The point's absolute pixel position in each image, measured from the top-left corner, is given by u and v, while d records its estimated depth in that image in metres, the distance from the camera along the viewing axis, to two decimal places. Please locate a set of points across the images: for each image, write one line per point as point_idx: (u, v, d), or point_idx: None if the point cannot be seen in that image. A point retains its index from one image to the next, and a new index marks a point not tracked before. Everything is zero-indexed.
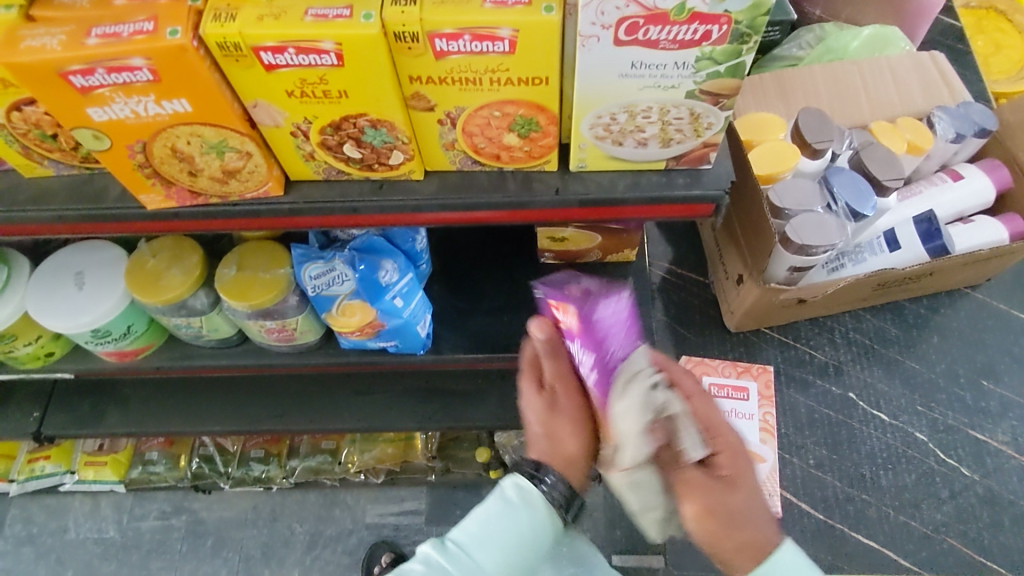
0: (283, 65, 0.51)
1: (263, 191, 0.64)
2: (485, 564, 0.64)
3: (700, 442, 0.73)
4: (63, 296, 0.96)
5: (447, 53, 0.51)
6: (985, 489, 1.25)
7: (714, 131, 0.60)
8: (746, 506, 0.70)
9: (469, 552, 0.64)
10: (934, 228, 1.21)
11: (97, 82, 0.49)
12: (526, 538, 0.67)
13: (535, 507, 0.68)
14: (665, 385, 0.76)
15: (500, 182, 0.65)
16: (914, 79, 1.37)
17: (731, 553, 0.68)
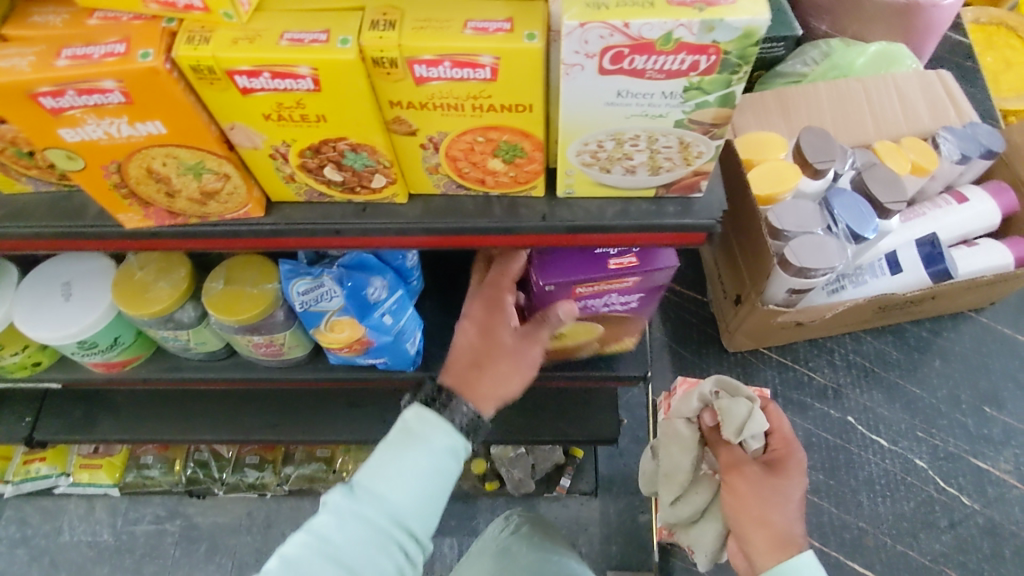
0: (259, 89, 0.49)
1: (243, 212, 0.62)
2: (394, 498, 0.66)
3: (754, 440, 0.85)
4: (50, 307, 0.94)
5: (428, 79, 0.50)
6: (986, 519, 1.23)
7: (704, 160, 0.58)
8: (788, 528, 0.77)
9: (370, 484, 0.66)
10: (938, 252, 1.18)
11: (67, 103, 0.48)
12: (433, 463, 0.69)
13: (435, 435, 0.70)
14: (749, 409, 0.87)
15: (485, 207, 0.64)
16: (921, 97, 1.35)
17: (765, 543, 0.76)
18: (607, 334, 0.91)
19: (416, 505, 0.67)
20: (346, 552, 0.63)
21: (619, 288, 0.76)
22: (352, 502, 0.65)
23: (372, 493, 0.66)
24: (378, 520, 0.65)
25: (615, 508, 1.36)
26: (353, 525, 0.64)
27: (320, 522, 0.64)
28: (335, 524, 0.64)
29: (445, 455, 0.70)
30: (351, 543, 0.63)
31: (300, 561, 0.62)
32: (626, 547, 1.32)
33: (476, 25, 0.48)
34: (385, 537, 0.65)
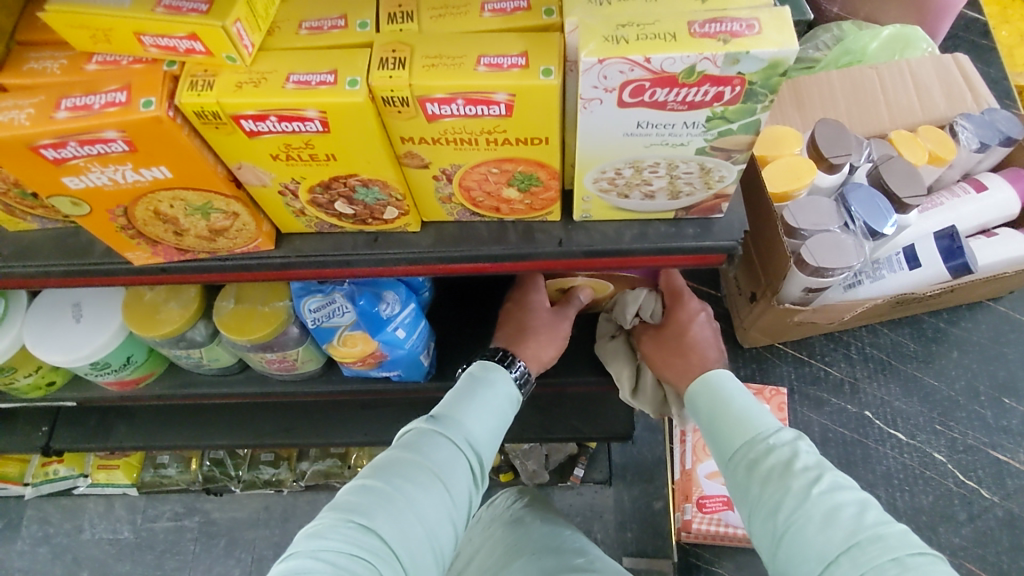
0: (266, 132, 0.48)
1: (253, 246, 0.61)
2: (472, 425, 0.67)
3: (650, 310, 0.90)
4: (60, 329, 0.94)
5: (440, 116, 0.48)
6: (1006, 511, 1.22)
7: (726, 183, 0.57)
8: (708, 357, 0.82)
9: (453, 415, 0.67)
10: (956, 246, 1.16)
11: (70, 154, 0.47)
12: (502, 407, 0.72)
13: (502, 385, 0.74)
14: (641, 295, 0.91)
15: (500, 233, 0.62)
16: (937, 82, 1.31)
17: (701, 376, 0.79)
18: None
19: (490, 443, 0.69)
20: (443, 466, 0.62)
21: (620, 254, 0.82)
22: (440, 426, 0.66)
23: (457, 420, 0.67)
24: (465, 444, 0.65)
25: (628, 495, 1.33)
26: (445, 444, 0.64)
27: (410, 442, 0.64)
28: (427, 442, 0.64)
29: (509, 401, 0.73)
30: (444, 458, 0.63)
31: (397, 469, 0.60)
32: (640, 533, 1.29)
33: (489, 61, 0.46)
34: (471, 459, 0.65)
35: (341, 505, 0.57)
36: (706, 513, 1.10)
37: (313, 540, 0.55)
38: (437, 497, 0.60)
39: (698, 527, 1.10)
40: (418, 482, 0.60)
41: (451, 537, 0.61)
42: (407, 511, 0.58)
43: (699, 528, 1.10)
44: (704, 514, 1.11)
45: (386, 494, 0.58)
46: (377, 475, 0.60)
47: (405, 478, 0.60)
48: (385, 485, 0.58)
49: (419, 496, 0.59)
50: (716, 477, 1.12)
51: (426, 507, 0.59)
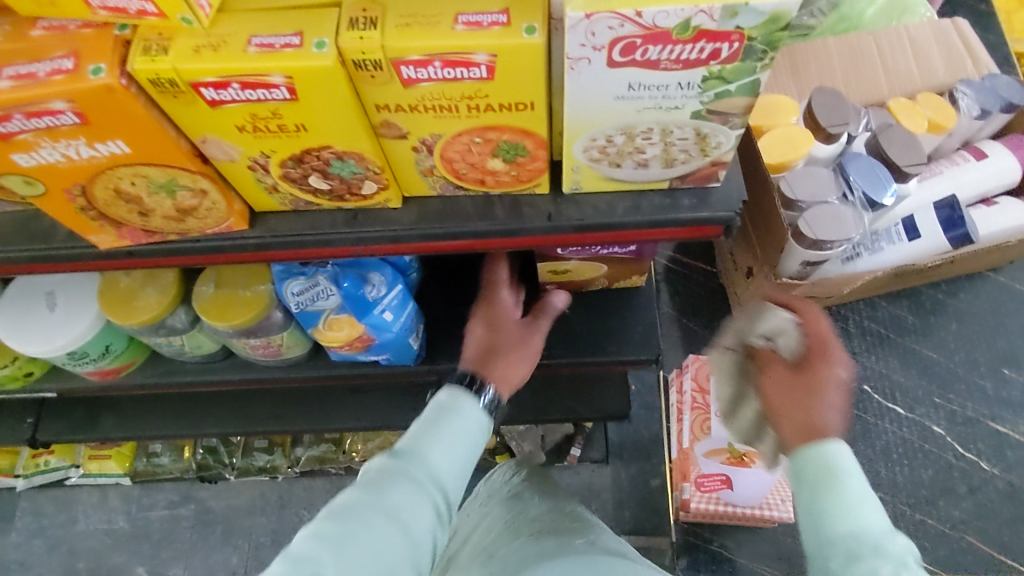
0: (229, 101, 0.44)
1: (225, 226, 0.58)
2: (435, 458, 0.61)
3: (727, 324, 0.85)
4: (34, 318, 0.90)
5: (417, 81, 0.45)
6: (1006, 483, 1.21)
7: (724, 150, 0.54)
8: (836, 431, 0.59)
9: (417, 450, 0.61)
10: (958, 215, 1.13)
11: (16, 128, 0.43)
12: (472, 436, 0.65)
13: (473, 410, 0.66)
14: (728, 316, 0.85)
15: (486, 208, 0.59)
16: (936, 48, 1.28)
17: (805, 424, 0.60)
18: (617, 273, 0.98)
19: (457, 478, 0.62)
20: (401, 508, 0.57)
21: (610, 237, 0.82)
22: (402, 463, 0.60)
23: (422, 457, 0.60)
24: (428, 485, 0.59)
25: (626, 473, 1.28)
26: (405, 488, 0.58)
27: (366, 484, 0.58)
28: (387, 484, 0.58)
29: (482, 427, 0.66)
30: (405, 503, 0.57)
31: (352, 518, 0.55)
32: (639, 510, 1.25)
33: (468, 19, 0.42)
34: (434, 501, 0.59)
35: (290, 555, 0.53)
36: (703, 493, 1.13)
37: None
38: (393, 540, 0.55)
39: (696, 506, 1.13)
40: (375, 534, 0.54)
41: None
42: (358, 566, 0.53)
43: (697, 507, 1.13)
44: (701, 494, 1.13)
45: (336, 547, 0.53)
46: (332, 524, 0.55)
47: (360, 529, 0.54)
48: (336, 537, 0.54)
49: (376, 550, 0.54)
50: (715, 456, 1.08)
51: (381, 552, 0.54)
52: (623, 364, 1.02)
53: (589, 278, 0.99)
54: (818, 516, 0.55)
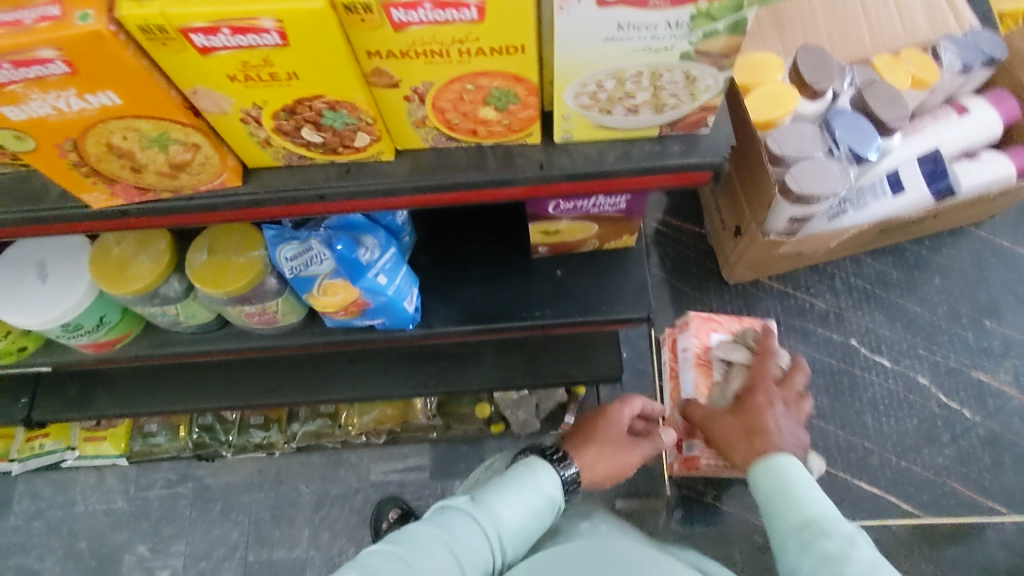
0: (220, 48, 0.44)
1: (219, 182, 0.58)
2: (506, 516, 0.68)
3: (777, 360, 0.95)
4: (26, 291, 0.90)
5: (407, 24, 0.45)
6: (987, 430, 1.24)
7: (712, 94, 0.54)
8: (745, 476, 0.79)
9: (491, 502, 0.69)
10: (941, 168, 1.15)
11: (5, 78, 0.43)
12: (542, 506, 0.72)
13: (550, 484, 0.73)
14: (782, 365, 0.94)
15: (478, 159, 0.60)
16: (919, 4, 1.28)
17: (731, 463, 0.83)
18: (608, 233, 0.99)
19: (522, 540, 0.69)
20: (464, 545, 0.63)
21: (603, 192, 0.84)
22: (474, 509, 0.67)
23: (493, 508, 0.68)
24: (494, 532, 0.66)
25: None
26: (472, 529, 0.65)
27: (439, 520, 0.66)
28: (456, 521, 0.65)
29: (552, 503, 0.73)
30: (469, 542, 0.64)
31: (420, 543, 0.62)
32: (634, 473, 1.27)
33: None
34: (494, 553, 0.65)
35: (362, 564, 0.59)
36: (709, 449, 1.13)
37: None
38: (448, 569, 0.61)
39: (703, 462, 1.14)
40: (437, 560, 0.61)
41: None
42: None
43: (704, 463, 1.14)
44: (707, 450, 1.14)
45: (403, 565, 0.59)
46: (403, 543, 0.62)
47: (425, 553, 0.61)
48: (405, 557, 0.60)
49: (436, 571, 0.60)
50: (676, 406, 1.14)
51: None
52: (614, 323, 1.03)
53: (580, 239, 1.00)
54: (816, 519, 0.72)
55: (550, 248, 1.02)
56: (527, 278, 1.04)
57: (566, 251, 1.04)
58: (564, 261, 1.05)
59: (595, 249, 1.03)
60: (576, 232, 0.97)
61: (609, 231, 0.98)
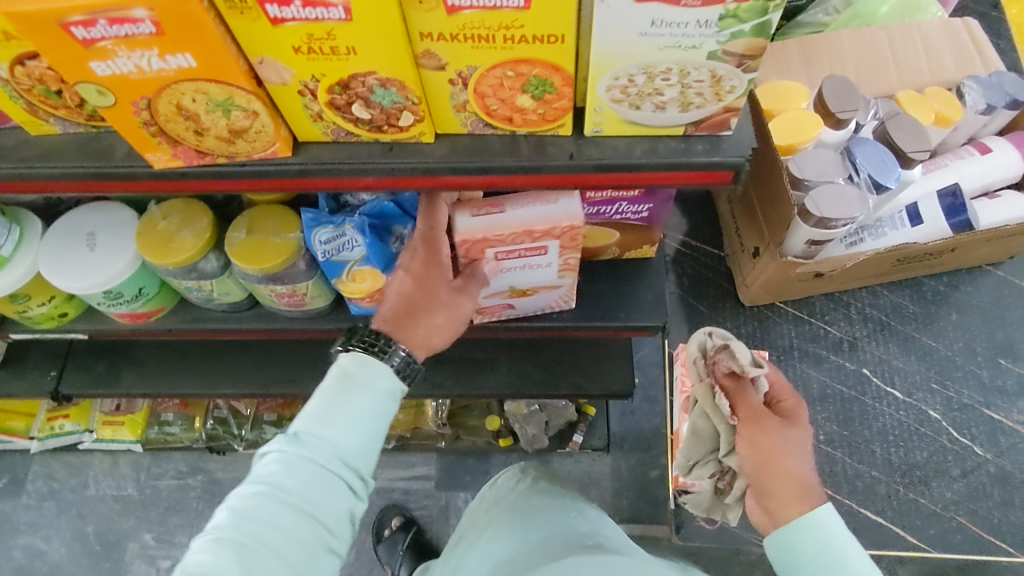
0: (290, 19, 0.49)
1: (271, 151, 0.62)
2: (341, 441, 0.61)
3: (762, 382, 0.82)
4: (74, 257, 0.95)
5: (460, 8, 0.49)
6: (998, 468, 1.24)
7: (736, 95, 0.58)
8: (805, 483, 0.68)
9: (320, 434, 0.60)
10: (959, 203, 1.17)
11: (98, 34, 0.48)
12: (375, 413, 0.64)
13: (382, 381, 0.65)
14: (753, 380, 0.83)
15: (512, 146, 0.63)
16: (945, 45, 1.32)
17: (787, 492, 0.67)
18: (628, 242, 1.00)
19: (361, 451, 0.62)
20: (305, 495, 0.58)
21: (628, 198, 0.86)
22: (300, 446, 0.60)
23: (320, 437, 0.60)
24: (330, 456, 0.60)
25: (626, 463, 1.48)
26: (301, 466, 0.59)
27: (258, 475, 0.58)
28: (274, 469, 0.58)
29: (390, 396, 0.65)
30: (305, 484, 0.58)
31: (248, 514, 0.56)
32: (635, 500, 1.44)
33: None
34: (348, 476, 0.61)
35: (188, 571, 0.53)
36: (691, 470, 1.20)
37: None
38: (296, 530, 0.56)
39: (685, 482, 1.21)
40: (281, 521, 0.56)
41: (327, 568, 0.58)
42: (263, 558, 0.54)
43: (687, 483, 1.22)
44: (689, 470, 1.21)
45: (237, 551, 0.54)
46: (230, 524, 0.55)
47: (258, 523, 0.55)
48: (235, 538, 0.54)
49: (278, 535, 0.56)
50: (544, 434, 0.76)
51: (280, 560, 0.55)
52: (629, 330, 1.05)
53: (600, 246, 1.01)
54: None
55: None
56: None
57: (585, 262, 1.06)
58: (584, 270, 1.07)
59: (613, 257, 1.03)
60: (598, 239, 0.98)
61: (628, 239, 0.99)
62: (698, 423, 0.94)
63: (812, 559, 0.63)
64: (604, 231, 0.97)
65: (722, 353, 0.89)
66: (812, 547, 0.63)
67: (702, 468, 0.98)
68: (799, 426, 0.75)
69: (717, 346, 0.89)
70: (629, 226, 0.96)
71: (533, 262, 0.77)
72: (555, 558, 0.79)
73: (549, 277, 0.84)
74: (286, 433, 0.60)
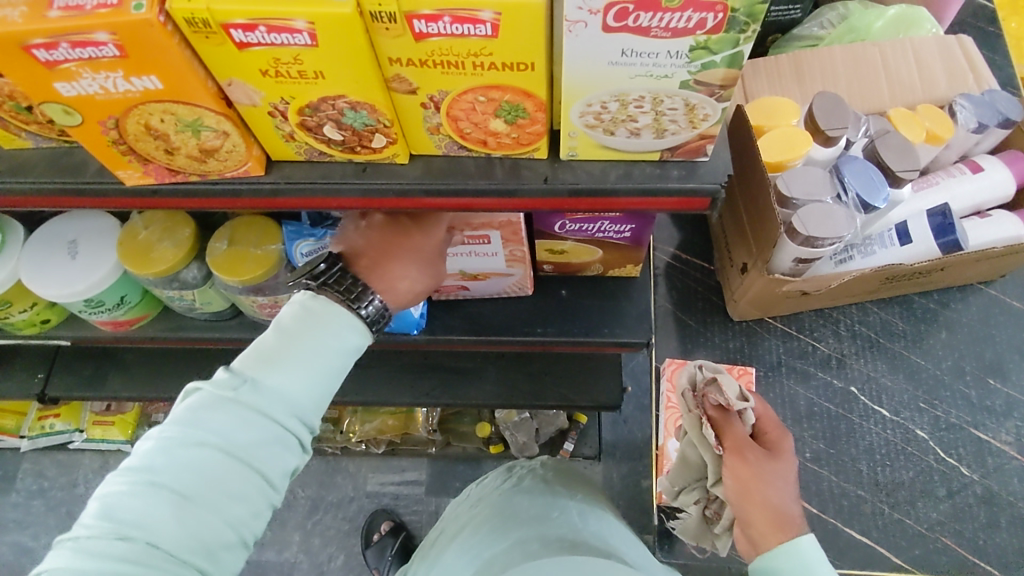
0: (255, 43, 0.49)
1: (243, 170, 0.62)
2: (292, 394, 0.59)
3: (751, 417, 0.87)
4: (55, 265, 0.94)
5: (427, 35, 0.49)
6: (984, 489, 1.23)
7: (710, 123, 0.57)
8: (790, 516, 0.75)
9: (273, 385, 0.58)
10: (949, 223, 1.16)
11: (61, 56, 0.47)
12: (332, 366, 0.62)
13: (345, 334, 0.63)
14: (744, 412, 0.87)
15: (487, 168, 0.63)
16: (938, 62, 1.31)
17: (765, 523, 0.75)
18: (611, 260, 1.00)
19: (313, 405, 0.61)
20: (248, 448, 0.56)
21: (610, 217, 0.85)
22: (253, 399, 0.57)
23: (275, 393, 0.58)
24: (283, 413, 0.58)
25: (617, 472, 1.47)
26: (252, 421, 0.57)
27: (201, 421, 0.55)
28: (221, 422, 0.56)
29: (351, 354, 0.63)
30: (253, 441, 0.57)
31: (189, 463, 0.54)
32: (627, 508, 1.43)
33: None
34: (295, 434, 0.60)
35: (115, 514, 0.52)
36: None
37: (80, 548, 0.51)
38: (236, 483, 0.55)
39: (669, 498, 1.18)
40: (223, 476, 0.55)
41: (263, 516, 0.58)
42: (201, 512, 0.54)
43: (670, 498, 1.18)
44: None
45: (173, 500, 0.53)
46: (168, 469, 0.54)
47: (200, 475, 0.54)
48: (174, 490, 0.53)
49: (216, 489, 0.55)
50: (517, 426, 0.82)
51: (218, 510, 0.54)
52: (614, 346, 1.04)
53: (584, 261, 1.01)
54: None
55: (554, 266, 1.03)
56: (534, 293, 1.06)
57: (571, 276, 1.05)
58: (570, 284, 1.06)
59: (597, 274, 1.03)
60: (581, 255, 0.97)
61: (611, 256, 0.99)
62: (685, 451, 0.98)
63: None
64: (587, 248, 0.96)
65: (712, 386, 0.90)
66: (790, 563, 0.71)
67: (688, 493, 1.01)
68: (783, 459, 0.82)
69: (706, 378, 0.91)
70: (611, 244, 0.95)
71: (484, 249, 0.87)
72: (529, 557, 0.82)
73: (498, 265, 0.92)
74: (238, 378, 0.57)
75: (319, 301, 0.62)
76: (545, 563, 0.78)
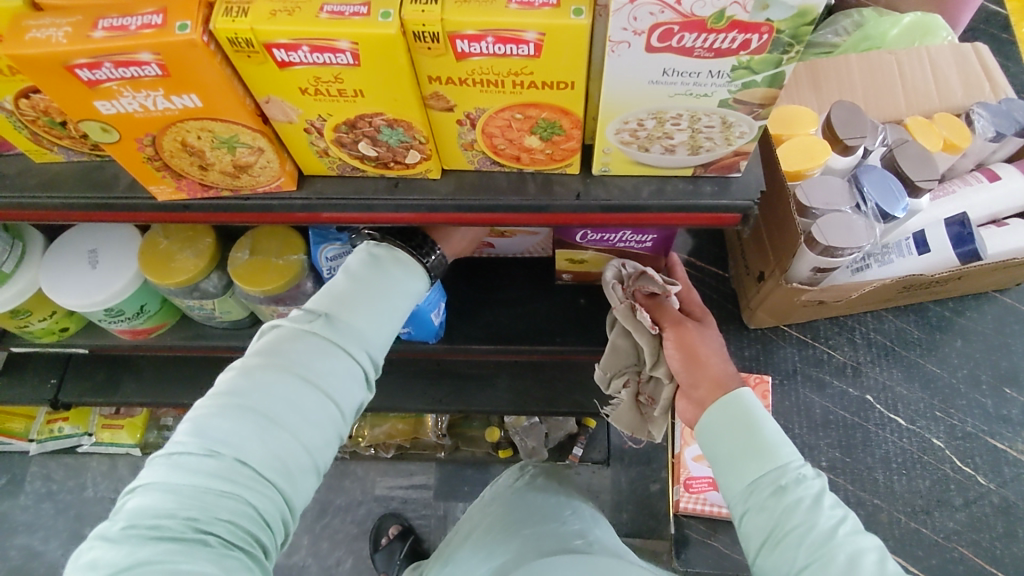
0: (297, 63, 0.48)
1: (276, 185, 0.62)
2: (365, 330, 0.62)
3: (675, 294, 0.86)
4: (75, 275, 0.94)
5: (469, 55, 0.49)
6: (1001, 499, 1.14)
7: (747, 140, 0.57)
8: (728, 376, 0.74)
9: (348, 320, 0.61)
10: (967, 232, 1.14)
11: (104, 75, 0.48)
12: (400, 309, 0.65)
13: (407, 281, 0.66)
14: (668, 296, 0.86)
15: (519, 184, 0.63)
16: (954, 70, 1.31)
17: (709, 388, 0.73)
18: None
19: (382, 343, 0.64)
20: (328, 378, 0.58)
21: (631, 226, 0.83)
22: (330, 331, 0.60)
23: (350, 327, 0.61)
24: (357, 348, 0.61)
25: (626, 476, 1.48)
26: (331, 353, 0.59)
27: (284, 351, 0.58)
28: (303, 351, 0.58)
29: (414, 299, 0.67)
30: (330, 370, 0.59)
31: (273, 386, 0.56)
32: (637, 514, 1.44)
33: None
34: (366, 369, 0.62)
35: (206, 432, 0.54)
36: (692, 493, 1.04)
37: (174, 463, 0.53)
38: (315, 410, 0.57)
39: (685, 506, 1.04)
40: (303, 402, 0.57)
41: (335, 449, 0.60)
42: (284, 433, 0.55)
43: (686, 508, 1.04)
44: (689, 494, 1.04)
45: (258, 422, 0.55)
46: (255, 392, 0.56)
47: (283, 400, 0.56)
48: (260, 412, 0.55)
49: (298, 414, 0.56)
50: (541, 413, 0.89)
51: (298, 434, 0.56)
52: None
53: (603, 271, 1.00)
54: (752, 449, 0.65)
55: (574, 275, 1.03)
56: (552, 302, 1.05)
57: (591, 285, 1.05)
58: (589, 293, 1.06)
59: None
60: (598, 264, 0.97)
61: None
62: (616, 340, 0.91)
63: (731, 433, 0.68)
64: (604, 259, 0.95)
65: (640, 278, 0.88)
66: (725, 426, 0.68)
67: (619, 378, 0.94)
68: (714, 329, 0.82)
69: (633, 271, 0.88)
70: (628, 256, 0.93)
71: None
72: (542, 555, 0.82)
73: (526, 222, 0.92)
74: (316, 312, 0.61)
75: (383, 249, 0.67)
76: (558, 561, 0.76)
